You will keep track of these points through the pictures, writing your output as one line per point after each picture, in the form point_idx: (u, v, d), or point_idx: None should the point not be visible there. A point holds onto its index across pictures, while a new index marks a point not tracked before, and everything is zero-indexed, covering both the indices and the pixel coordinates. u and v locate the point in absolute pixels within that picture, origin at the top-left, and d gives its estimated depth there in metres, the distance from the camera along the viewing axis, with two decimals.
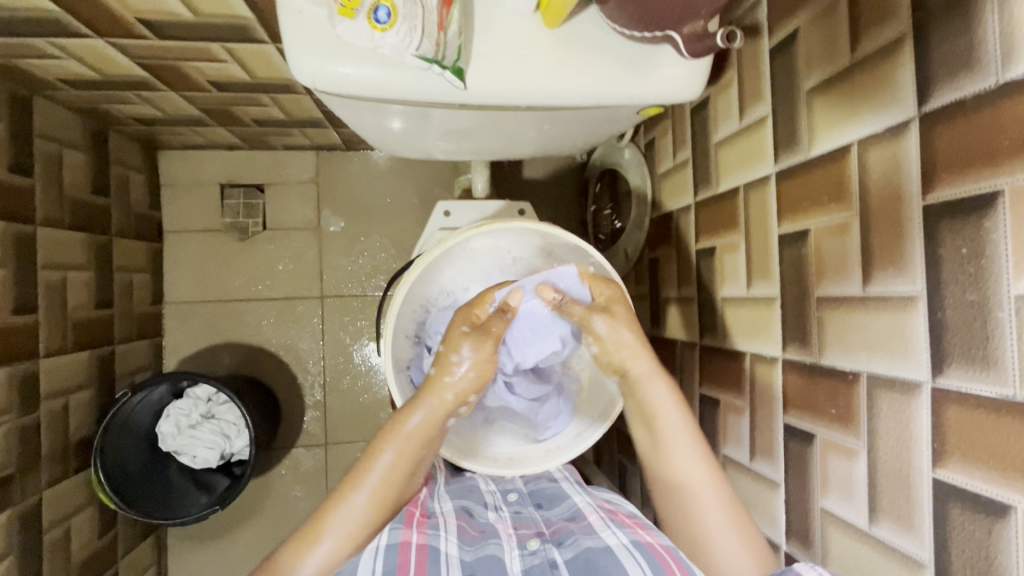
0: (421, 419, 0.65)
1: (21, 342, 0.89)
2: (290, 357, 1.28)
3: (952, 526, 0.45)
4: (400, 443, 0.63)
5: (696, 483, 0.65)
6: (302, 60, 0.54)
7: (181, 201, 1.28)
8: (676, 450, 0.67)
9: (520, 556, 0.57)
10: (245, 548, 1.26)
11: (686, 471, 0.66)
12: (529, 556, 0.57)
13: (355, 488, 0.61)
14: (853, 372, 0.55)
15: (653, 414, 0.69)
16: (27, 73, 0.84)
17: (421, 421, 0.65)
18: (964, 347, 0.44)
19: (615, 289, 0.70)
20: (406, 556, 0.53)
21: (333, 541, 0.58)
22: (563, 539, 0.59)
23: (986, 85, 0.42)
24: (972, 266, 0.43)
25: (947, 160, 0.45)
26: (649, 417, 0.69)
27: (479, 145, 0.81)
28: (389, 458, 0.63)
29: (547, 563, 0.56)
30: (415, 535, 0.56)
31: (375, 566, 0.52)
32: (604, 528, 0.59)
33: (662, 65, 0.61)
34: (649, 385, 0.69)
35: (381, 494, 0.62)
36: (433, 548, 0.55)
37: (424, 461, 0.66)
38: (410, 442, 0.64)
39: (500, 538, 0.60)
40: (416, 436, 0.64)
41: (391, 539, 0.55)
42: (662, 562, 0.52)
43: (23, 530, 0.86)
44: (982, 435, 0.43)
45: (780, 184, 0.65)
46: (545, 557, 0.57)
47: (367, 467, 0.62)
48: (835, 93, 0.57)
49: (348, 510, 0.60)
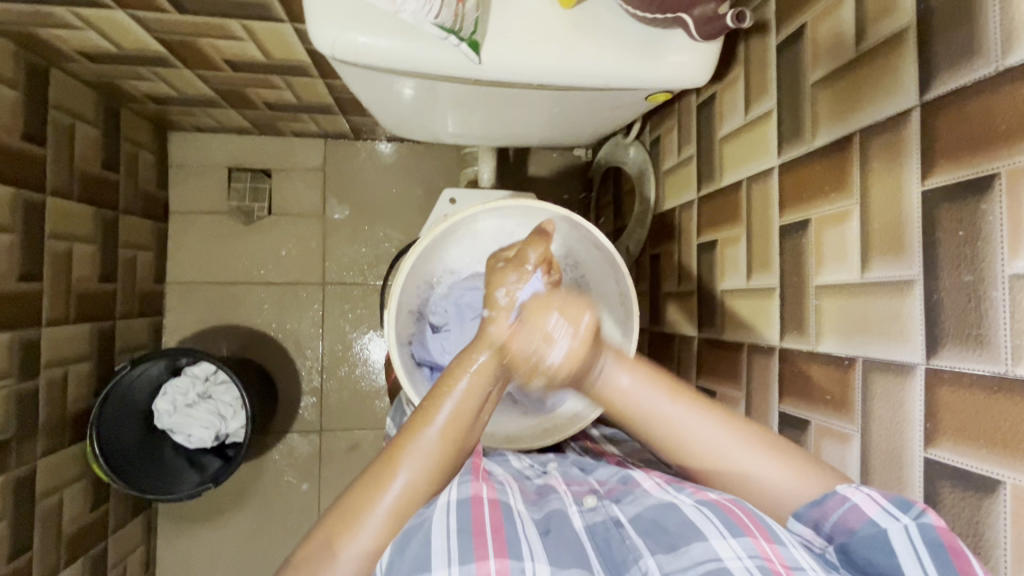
0: (486, 358, 0.63)
1: (25, 309, 0.89)
2: (289, 342, 1.29)
3: (944, 505, 0.47)
4: (473, 373, 0.62)
5: (722, 447, 0.58)
6: (323, 31, 0.56)
7: (188, 181, 1.29)
8: (673, 420, 0.61)
9: (580, 513, 0.57)
10: (235, 532, 1.25)
11: (702, 441, 0.59)
12: (589, 514, 0.57)
13: (428, 422, 0.59)
14: (848, 357, 0.56)
15: (631, 405, 0.63)
16: (45, 43, 0.86)
17: (488, 361, 0.63)
18: (958, 328, 0.45)
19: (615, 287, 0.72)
20: (480, 511, 0.52)
21: (410, 474, 0.56)
22: (621, 498, 0.59)
23: (985, 73, 0.44)
24: (969, 249, 0.44)
25: (945, 146, 0.46)
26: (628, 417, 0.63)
27: (486, 122, 0.82)
28: (463, 389, 0.61)
29: (609, 521, 0.55)
30: (485, 489, 0.55)
31: (449, 521, 0.51)
32: (667, 491, 0.57)
33: (671, 52, 0.62)
34: (612, 376, 0.65)
35: (453, 430, 0.60)
36: (503, 505, 0.54)
37: (491, 400, 0.64)
38: (480, 376, 0.62)
39: (559, 494, 0.61)
40: (484, 369, 0.63)
41: (462, 494, 0.53)
42: (734, 516, 0.51)
43: (16, 496, 0.86)
44: (974, 413, 0.44)
45: (783, 176, 0.66)
46: (607, 515, 0.56)
47: (440, 399, 0.61)
48: (839, 85, 0.58)
49: (422, 444, 0.58)
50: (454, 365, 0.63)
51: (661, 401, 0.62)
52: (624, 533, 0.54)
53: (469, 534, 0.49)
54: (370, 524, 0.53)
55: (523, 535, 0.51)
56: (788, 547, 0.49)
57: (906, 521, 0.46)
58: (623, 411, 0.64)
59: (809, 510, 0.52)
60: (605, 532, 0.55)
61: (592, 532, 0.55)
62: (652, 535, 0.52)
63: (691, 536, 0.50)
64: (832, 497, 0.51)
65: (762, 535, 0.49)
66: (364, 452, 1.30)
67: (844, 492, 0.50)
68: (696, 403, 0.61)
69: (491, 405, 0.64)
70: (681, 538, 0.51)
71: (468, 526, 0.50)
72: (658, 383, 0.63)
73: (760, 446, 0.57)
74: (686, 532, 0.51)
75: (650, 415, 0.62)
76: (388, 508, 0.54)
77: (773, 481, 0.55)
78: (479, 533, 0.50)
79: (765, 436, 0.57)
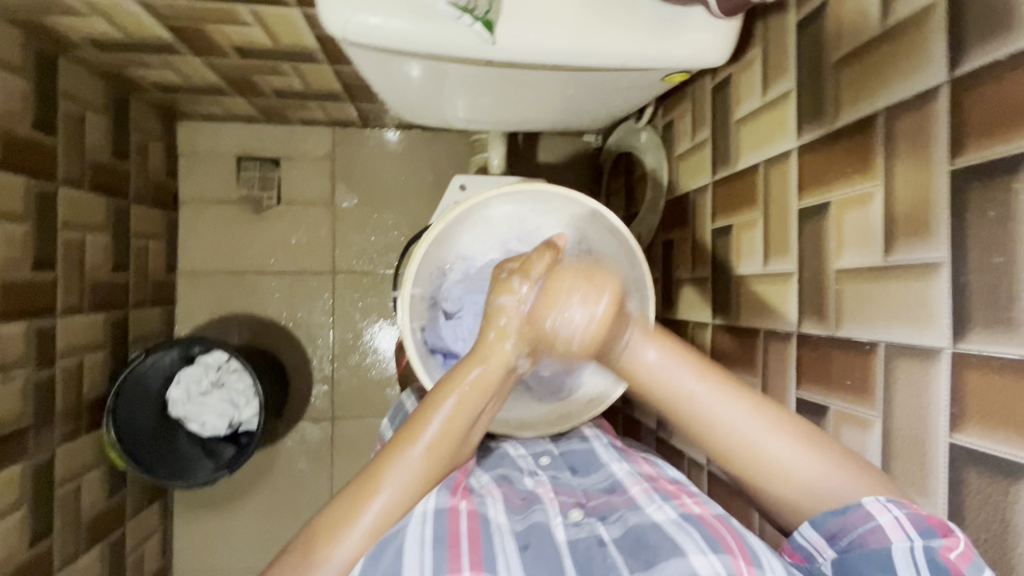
0: (482, 370, 0.59)
1: (40, 298, 0.90)
2: (300, 330, 1.29)
3: (968, 490, 0.46)
4: (466, 390, 0.59)
5: (749, 432, 0.55)
6: (333, 12, 0.56)
7: (197, 171, 1.29)
8: (704, 408, 0.56)
9: (564, 526, 0.58)
10: (250, 518, 1.27)
11: (734, 434, 0.55)
12: (573, 529, 0.58)
13: (412, 439, 0.58)
14: (870, 342, 0.55)
15: (663, 393, 0.57)
16: (54, 31, 0.85)
17: (479, 374, 0.59)
18: (988, 311, 0.44)
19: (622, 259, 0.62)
20: (456, 524, 0.53)
21: (391, 493, 0.55)
22: (607, 515, 0.61)
23: (1020, 46, 0.42)
24: (1000, 229, 0.43)
25: (976, 125, 0.45)
26: (646, 390, 0.59)
27: (498, 105, 0.81)
28: (452, 405, 0.59)
29: (593, 539, 0.56)
30: (463, 501, 0.57)
31: (425, 530, 0.52)
32: (650, 503, 0.59)
33: (689, 31, 0.61)
34: (638, 352, 0.58)
35: (440, 447, 0.58)
36: (483, 516, 0.56)
37: (482, 415, 0.61)
38: (474, 389, 0.59)
39: (544, 505, 0.61)
40: (479, 379, 0.59)
41: (440, 504, 0.55)
42: (715, 533, 0.51)
43: (36, 483, 0.88)
44: (1005, 398, 0.43)
45: (803, 157, 0.65)
46: (591, 531, 0.58)
47: (428, 415, 0.58)
48: (863, 63, 0.57)
49: (406, 463, 0.56)
50: (453, 373, 0.60)
51: (693, 387, 0.56)
52: (607, 551, 0.54)
53: (444, 544, 0.51)
54: (349, 538, 0.53)
55: (499, 551, 0.52)
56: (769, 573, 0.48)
57: (917, 542, 0.46)
58: (647, 387, 0.58)
59: (828, 521, 0.51)
60: (588, 549, 0.55)
61: (575, 547, 0.55)
62: (633, 552, 0.53)
63: (669, 552, 0.50)
64: (856, 510, 0.49)
65: (741, 552, 0.49)
66: (375, 440, 1.31)
67: (870, 508, 0.49)
68: (726, 387, 0.56)
69: (488, 414, 0.62)
70: (659, 554, 0.51)
71: (443, 536, 0.52)
72: (688, 361, 0.57)
73: (790, 435, 0.54)
74: (664, 547, 0.51)
75: (683, 401, 0.57)
76: (367, 529, 0.54)
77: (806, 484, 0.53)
78: (455, 545, 0.51)
79: (799, 426, 0.54)
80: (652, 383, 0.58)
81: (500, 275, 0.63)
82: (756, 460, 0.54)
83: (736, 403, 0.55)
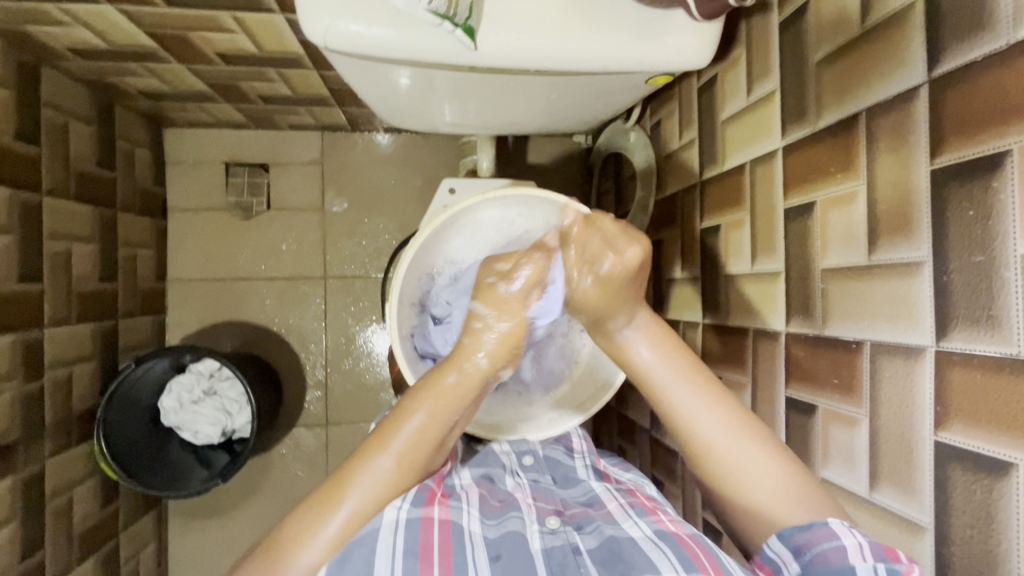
0: (457, 377, 0.62)
1: (27, 310, 0.89)
2: (293, 336, 1.29)
3: (953, 488, 0.46)
4: (439, 400, 0.60)
5: (719, 434, 0.59)
6: (315, 21, 0.56)
7: (186, 178, 1.28)
8: (684, 408, 0.61)
9: (539, 534, 0.59)
10: (245, 527, 1.26)
11: (704, 425, 0.60)
12: (549, 536, 0.59)
13: (383, 448, 0.57)
14: (856, 341, 0.55)
15: (648, 378, 0.64)
16: (35, 40, 0.84)
17: (457, 379, 0.62)
18: (969, 309, 0.44)
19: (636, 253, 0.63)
20: (430, 535, 0.55)
21: (357, 502, 0.55)
22: (582, 525, 0.61)
23: (996, 46, 0.42)
24: (979, 228, 0.44)
25: (954, 124, 0.45)
26: (640, 381, 0.64)
27: (484, 109, 0.81)
28: (423, 415, 0.59)
29: (569, 547, 0.57)
30: (437, 510, 0.58)
31: (398, 538, 0.54)
32: (626, 518, 0.60)
33: (671, 34, 0.61)
34: (632, 345, 0.65)
35: (410, 456, 0.58)
36: (456, 527, 0.57)
37: (458, 424, 0.62)
38: (447, 398, 0.61)
39: (521, 511, 0.62)
40: (457, 387, 0.61)
41: (414, 514, 0.56)
42: (689, 552, 0.53)
43: (26, 497, 0.87)
44: (987, 396, 0.43)
45: (787, 157, 0.65)
46: (567, 541, 0.58)
47: (398, 425, 0.59)
48: (843, 64, 0.57)
49: (374, 471, 0.56)
50: (423, 386, 0.61)
51: (676, 383, 0.62)
52: (581, 561, 0.56)
53: (416, 556, 0.53)
54: (315, 544, 0.53)
55: (470, 560, 0.54)
56: None
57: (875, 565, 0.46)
58: (640, 381, 0.64)
59: (794, 536, 0.51)
60: (563, 557, 0.56)
61: (549, 555, 0.57)
62: (609, 564, 0.55)
63: (644, 568, 0.52)
64: (819, 530, 0.50)
65: (713, 567, 0.51)
66: None
67: (835, 528, 0.49)
68: (704, 391, 0.61)
69: (460, 425, 0.63)
70: (633, 568, 0.52)
71: (416, 547, 0.54)
72: (673, 355, 0.64)
73: (757, 450, 0.57)
74: (640, 563, 0.53)
75: (666, 387, 0.62)
76: (329, 539, 0.53)
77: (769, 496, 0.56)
78: (426, 557, 0.53)
79: (760, 436, 0.58)
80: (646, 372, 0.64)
81: (486, 281, 0.67)
82: (719, 457, 0.59)
83: (707, 396, 0.61)
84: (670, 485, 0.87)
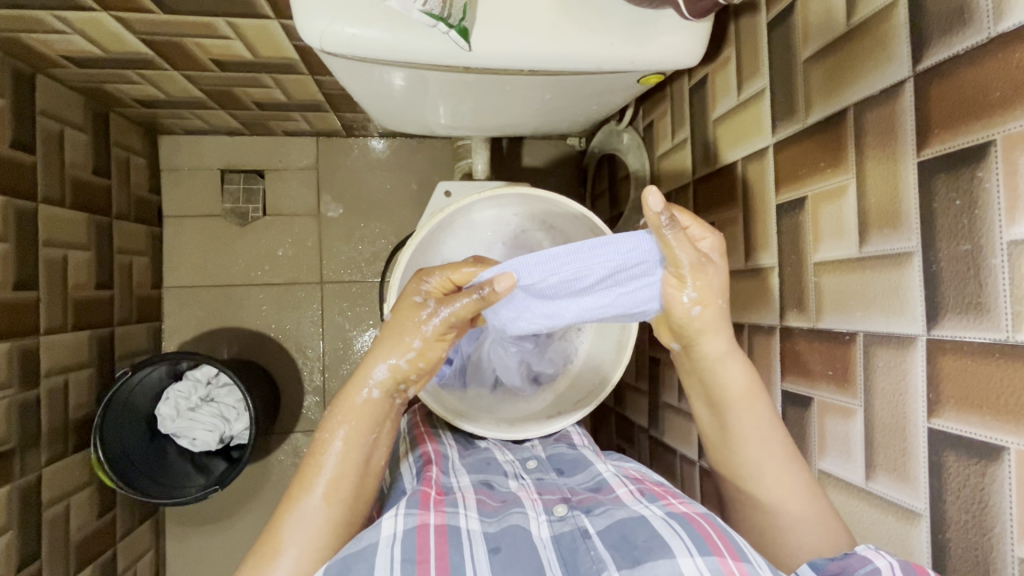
0: (367, 395, 0.59)
1: (21, 319, 0.89)
2: (289, 341, 1.29)
3: (947, 473, 0.47)
4: (349, 422, 0.59)
5: (787, 487, 0.58)
6: (309, 24, 0.56)
7: (180, 185, 1.28)
8: (763, 452, 0.60)
9: (548, 522, 0.59)
10: (243, 534, 1.25)
11: (778, 475, 0.59)
12: (557, 523, 0.59)
13: (308, 489, 0.57)
14: (849, 333, 0.56)
15: (743, 415, 0.62)
16: (31, 49, 0.85)
17: (364, 403, 0.59)
18: (956, 300, 0.45)
19: (714, 244, 0.59)
20: (425, 538, 0.53)
21: (297, 548, 0.54)
22: (592, 508, 0.61)
23: (978, 40, 0.44)
24: (966, 218, 0.44)
25: (939, 119, 0.46)
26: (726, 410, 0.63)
27: (480, 111, 0.82)
28: (338, 445, 0.58)
29: (577, 531, 0.57)
30: (433, 516, 0.56)
31: (395, 549, 0.51)
32: (636, 502, 0.59)
33: (662, 33, 0.62)
34: (724, 373, 0.63)
35: (337, 490, 0.57)
36: (453, 527, 0.55)
37: (381, 443, 0.61)
38: (360, 425, 0.59)
39: (523, 507, 0.61)
40: (364, 409, 0.59)
41: (408, 523, 0.54)
42: (702, 533, 0.51)
43: (22, 506, 0.86)
44: (975, 380, 0.44)
45: (779, 154, 0.66)
46: (575, 525, 0.58)
47: (315, 463, 0.58)
48: (831, 61, 0.58)
49: (305, 516, 0.55)
50: (333, 412, 0.59)
51: (763, 417, 0.61)
52: (591, 543, 0.55)
53: (413, 562, 0.50)
54: None
55: (467, 559, 0.52)
56: (757, 566, 0.48)
57: None
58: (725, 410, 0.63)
59: (828, 564, 0.48)
60: (572, 542, 0.55)
61: (559, 541, 0.56)
62: (620, 548, 0.53)
63: (658, 552, 0.50)
64: (854, 555, 0.47)
65: (729, 553, 0.49)
66: None
67: (865, 553, 0.47)
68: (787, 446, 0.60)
69: (383, 448, 0.61)
70: (647, 553, 0.51)
71: (412, 554, 0.50)
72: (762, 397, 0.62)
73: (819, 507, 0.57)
74: (654, 546, 0.51)
75: (745, 430, 0.62)
76: None
77: (811, 541, 0.56)
78: (423, 561, 0.50)
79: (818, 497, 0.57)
80: (734, 405, 0.63)
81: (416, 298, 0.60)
82: (787, 510, 0.58)
83: (783, 454, 0.60)
84: (671, 484, 0.87)
